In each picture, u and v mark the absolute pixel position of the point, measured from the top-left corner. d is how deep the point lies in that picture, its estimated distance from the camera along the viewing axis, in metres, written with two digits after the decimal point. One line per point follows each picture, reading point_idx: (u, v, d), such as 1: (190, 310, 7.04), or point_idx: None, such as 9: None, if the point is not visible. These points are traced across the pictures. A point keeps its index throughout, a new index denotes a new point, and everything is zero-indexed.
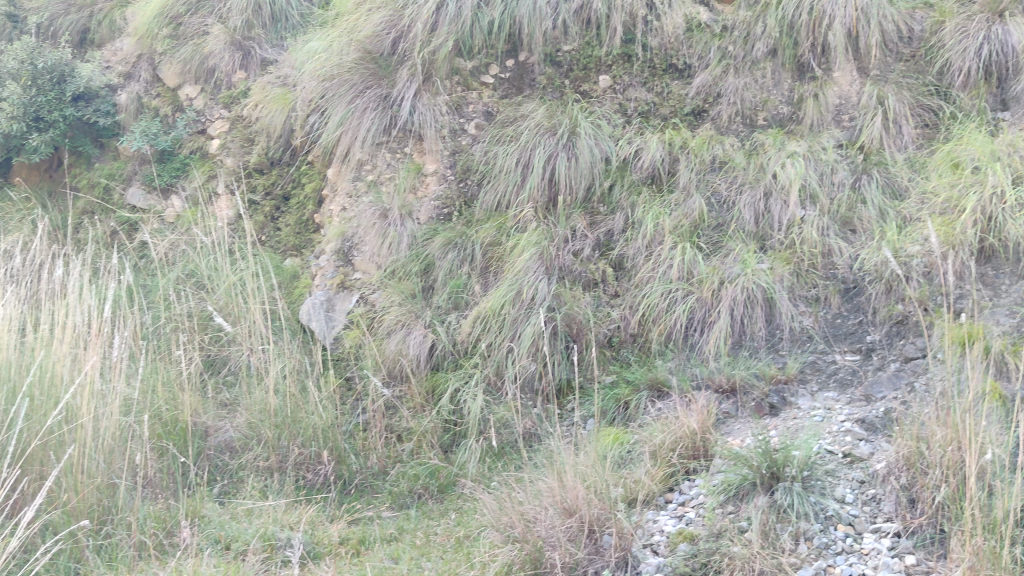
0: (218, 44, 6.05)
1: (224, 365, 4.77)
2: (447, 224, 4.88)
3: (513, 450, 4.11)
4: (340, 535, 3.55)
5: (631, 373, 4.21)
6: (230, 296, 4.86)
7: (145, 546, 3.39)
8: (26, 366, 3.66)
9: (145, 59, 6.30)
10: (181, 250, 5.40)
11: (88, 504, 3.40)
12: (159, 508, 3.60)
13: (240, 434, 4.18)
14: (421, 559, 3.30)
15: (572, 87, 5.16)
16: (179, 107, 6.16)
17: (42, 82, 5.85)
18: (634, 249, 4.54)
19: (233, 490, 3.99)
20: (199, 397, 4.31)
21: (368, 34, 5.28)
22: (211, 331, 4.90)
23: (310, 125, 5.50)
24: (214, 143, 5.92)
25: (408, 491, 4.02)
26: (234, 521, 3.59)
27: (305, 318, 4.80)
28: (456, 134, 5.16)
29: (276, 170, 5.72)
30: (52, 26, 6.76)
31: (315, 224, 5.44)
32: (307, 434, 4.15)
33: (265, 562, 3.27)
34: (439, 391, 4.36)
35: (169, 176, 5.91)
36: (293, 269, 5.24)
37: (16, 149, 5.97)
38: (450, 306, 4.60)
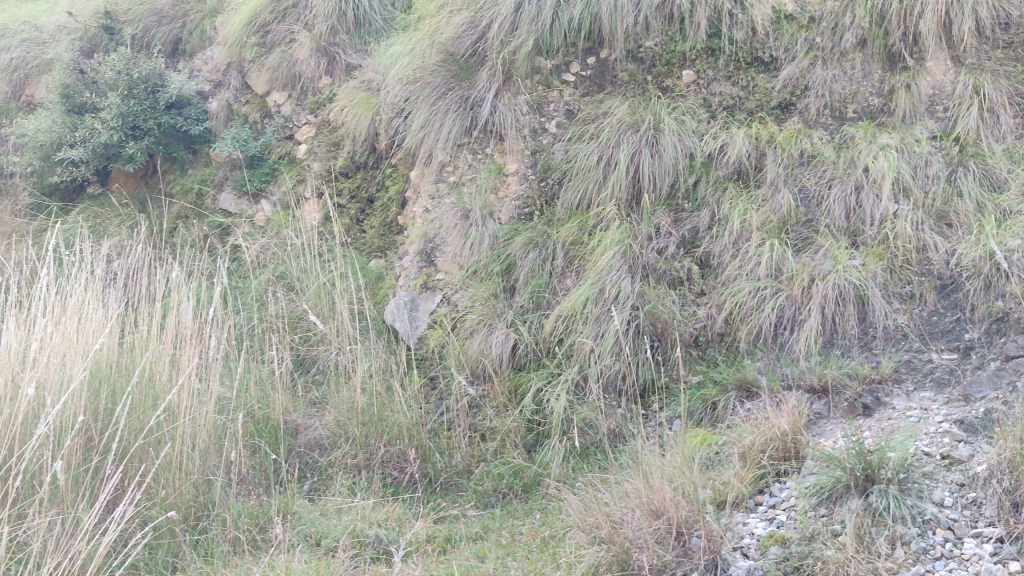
0: (304, 50, 6.16)
1: (313, 365, 4.86)
2: (529, 223, 4.88)
3: (598, 451, 4.08)
4: (427, 533, 3.56)
5: (718, 373, 4.14)
6: (319, 297, 4.96)
7: (239, 542, 3.47)
8: (127, 368, 3.78)
9: (235, 68, 6.49)
10: (272, 252, 5.54)
11: (185, 500, 3.49)
12: (253, 504, 3.67)
13: (329, 432, 4.24)
14: (507, 559, 3.29)
15: (654, 83, 5.10)
16: (267, 114, 6.32)
17: (137, 91, 6.06)
18: (720, 246, 4.46)
19: (322, 487, 4.04)
20: (289, 396, 4.40)
21: (450, 36, 5.34)
22: (301, 331, 5.00)
23: (394, 128, 5.57)
24: (301, 148, 6.05)
25: (493, 490, 4.04)
26: (325, 517, 3.65)
27: (390, 318, 4.86)
28: (537, 133, 5.14)
29: (362, 173, 5.80)
30: (146, 37, 6.99)
31: (398, 226, 5.50)
32: (392, 432, 4.17)
33: (354, 559, 3.31)
34: (522, 390, 4.35)
35: (259, 181, 6.05)
36: (378, 270, 5.31)
37: (114, 157, 6.17)
38: (532, 305, 4.59)
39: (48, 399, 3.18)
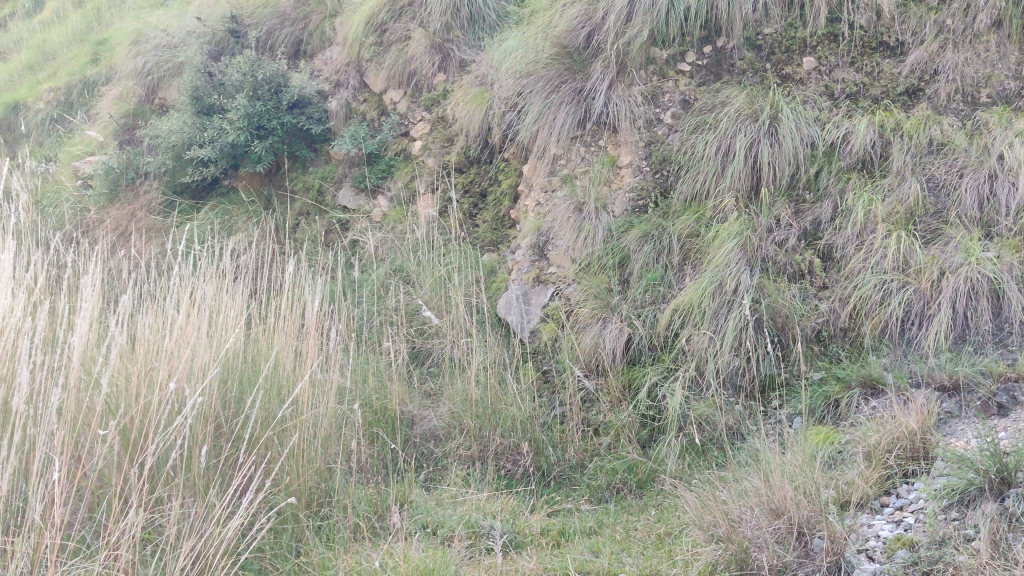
0: (419, 47, 6.26)
1: (428, 357, 4.94)
2: (643, 216, 4.82)
3: (715, 448, 4.00)
4: (541, 526, 3.57)
5: (842, 370, 4.01)
6: (436, 292, 5.08)
7: (359, 528, 3.55)
8: (258, 359, 3.96)
9: (354, 68, 6.63)
10: (390, 247, 5.65)
11: (309, 486, 3.60)
12: (372, 492, 3.77)
13: (444, 423, 4.30)
14: (622, 554, 3.25)
15: (773, 71, 4.95)
16: (384, 112, 6.45)
17: (262, 92, 6.28)
18: (844, 238, 4.32)
19: (437, 477, 4.09)
20: (405, 388, 4.50)
21: (564, 29, 5.33)
22: (417, 324, 5.10)
23: (507, 123, 5.60)
24: (416, 144, 6.15)
25: (606, 485, 3.99)
26: (439, 507, 3.70)
27: (503, 311, 4.93)
28: (652, 125, 5.06)
29: (475, 168, 5.85)
30: (270, 40, 7.22)
31: (511, 220, 5.53)
32: (506, 425, 4.21)
33: (470, 550, 3.33)
34: (637, 384, 4.31)
35: (376, 177, 6.17)
36: (491, 264, 5.35)
37: (241, 156, 6.39)
38: (647, 299, 4.52)
39: (183, 389, 3.33)
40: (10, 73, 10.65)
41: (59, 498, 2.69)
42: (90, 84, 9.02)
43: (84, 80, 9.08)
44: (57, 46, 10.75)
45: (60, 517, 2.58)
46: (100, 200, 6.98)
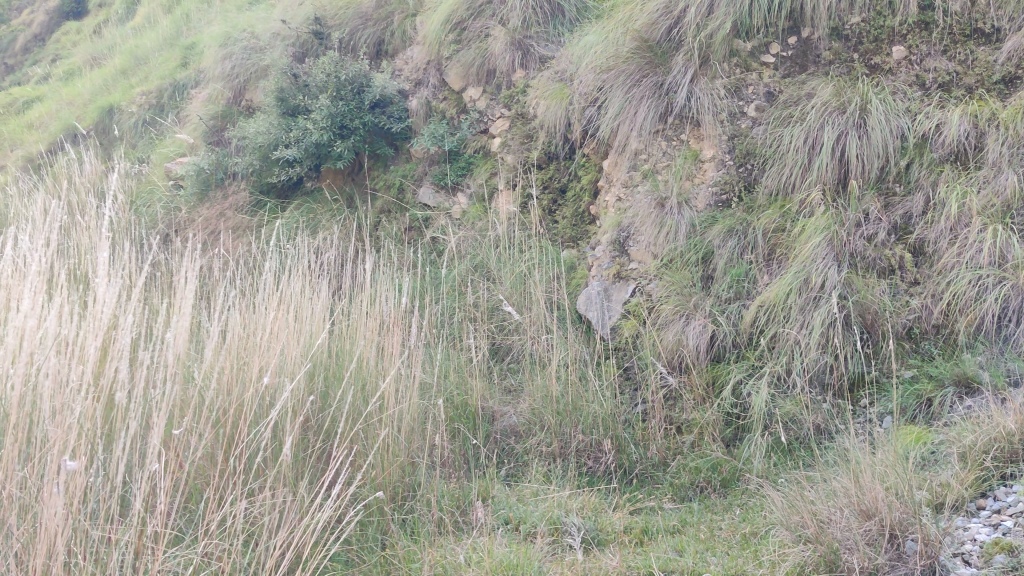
0: (499, 45, 6.29)
1: (508, 353, 4.97)
2: (727, 210, 4.76)
3: (802, 447, 3.92)
4: (623, 524, 3.54)
5: (934, 368, 3.89)
6: (516, 288, 5.10)
7: (443, 522, 3.58)
8: (343, 353, 4.06)
9: (434, 66, 6.71)
10: (470, 244, 5.69)
11: (393, 480, 3.65)
12: (455, 487, 3.80)
13: (524, 419, 4.31)
14: (706, 553, 3.21)
15: (861, 61, 4.83)
16: (463, 109, 6.49)
17: (345, 92, 6.41)
18: (936, 233, 4.20)
19: (518, 472, 4.09)
20: (486, 383, 4.53)
21: (645, 23, 5.30)
22: (497, 320, 5.13)
23: (587, 118, 5.57)
24: (496, 141, 6.17)
25: (690, 483, 3.92)
26: (521, 502, 3.71)
27: (583, 308, 4.90)
28: (736, 118, 4.97)
29: (554, 164, 5.84)
30: (352, 41, 7.33)
31: (591, 216, 5.51)
32: (587, 422, 4.18)
33: (552, 546, 3.32)
34: (721, 382, 4.26)
35: (456, 175, 6.23)
36: (570, 260, 5.33)
37: (324, 156, 6.52)
38: (731, 295, 4.48)
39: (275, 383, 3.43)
40: (105, 78, 11.04)
41: (161, 487, 2.78)
42: (180, 87, 9.30)
43: (174, 84, 9.38)
44: (148, 52, 11.10)
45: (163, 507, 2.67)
46: (191, 200, 7.19)
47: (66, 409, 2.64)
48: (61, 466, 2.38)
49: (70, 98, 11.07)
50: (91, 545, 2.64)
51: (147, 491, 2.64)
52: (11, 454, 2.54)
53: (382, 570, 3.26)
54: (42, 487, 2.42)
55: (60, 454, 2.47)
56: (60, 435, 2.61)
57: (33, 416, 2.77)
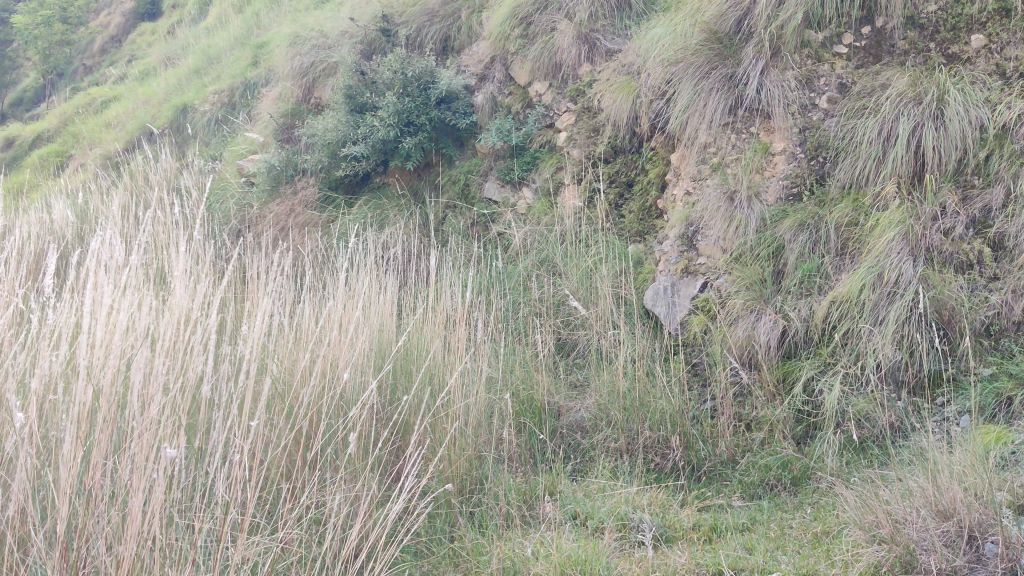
0: (566, 39, 6.27)
1: (574, 348, 4.96)
2: (798, 204, 4.67)
3: (876, 446, 3.82)
4: (692, 521, 3.50)
5: (1015, 366, 3.75)
6: (582, 283, 5.09)
7: (511, 516, 3.58)
8: (408, 347, 4.13)
9: (499, 60, 6.75)
10: (536, 239, 5.69)
11: (460, 474, 3.68)
12: (522, 482, 3.81)
13: (591, 414, 4.30)
14: (777, 551, 3.16)
15: (938, 50, 4.67)
16: (528, 104, 6.49)
17: (411, 88, 6.50)
18: (1017, 226, 4.02)
19: (585, 468, 4.08)
20: (552, 378, 4.53)
21: (714, 14, 5.24)
22: (563, 315, 5.12)
23: (655, 111, 5.53)
24: (562, 135, 6.16)
25: (759, 482, 3.86)
26: (588, 497, 3.71)
27: (650, 303, 4.88)
28: (807, 110, 4.87)
29: (621, 158, 5.79)
30: (419, 37, 7.39)
31: (658, 210, 5.45)
32: (655, 418, 4.15)
33: (620, 542, 3.31)
34: (792, 378, 4.19)
35: (521, 170, 6.24)
36: (637, 254, 5.29)
37: (392, 153, 6.61)
38: (802, 290, 4.41)
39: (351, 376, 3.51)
40: (179, 78, 11.30)
41: (240, 477, 2.85)
42: (251, 86, 9.47)
43: (246, 82, 9.56)
44: (220, 51, 11.33)
45: (243, 495, 2.74)
46: (262, 196, 7.33)
47: (152, 399, 2.73)
48: (165, 455, 2.49)
49: (145, 98, 11.37)
50: (174, 530, 2.71)
51: (230, 480, 2.70)
52: (102, 442, 2.63)
53: (451, 562, 3.28)
54: (133, 473, 2.49)
55: (148, 442, 2.55)
56: (147, 424, 2.69)
57: (120, 406, 2.86)
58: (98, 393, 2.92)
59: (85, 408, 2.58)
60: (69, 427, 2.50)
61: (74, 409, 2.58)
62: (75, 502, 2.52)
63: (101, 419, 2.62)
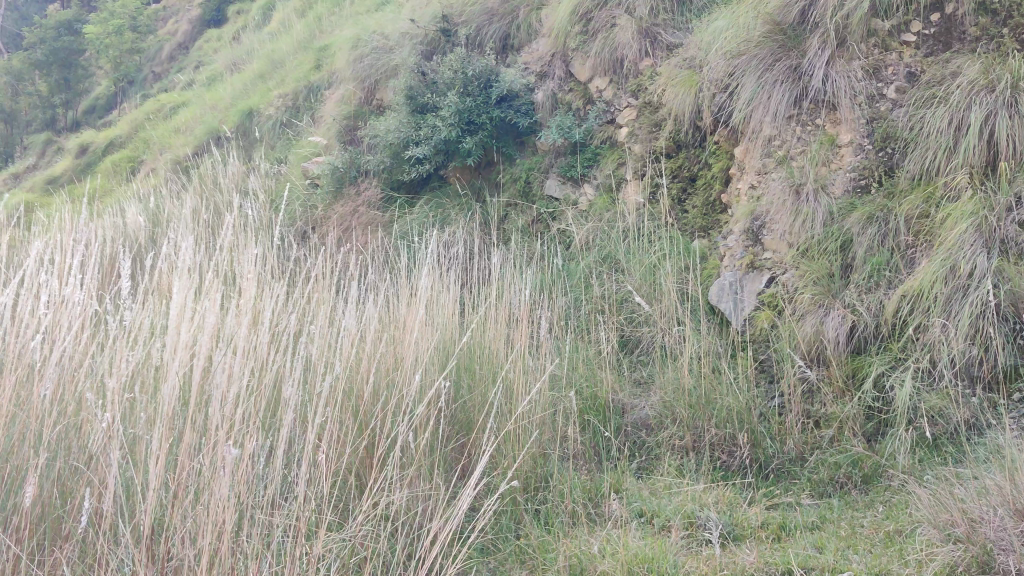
0: (627, 34, 6.22)
1: (638, 345, 4.94)
2: (866, 197, 4.57)
3: (950, 443, 3.73)
4: (760, 519, 3.46)
5: None
6: (646, 280, 5.07)
7: (577, 514, 3.57)
8: (470, 345, 4.16)
9: (559, 57, 6.75)
10: (598, 236, 5.68)
11: (525, 471, 3.70)
12: (587, 480, 3.81)
13: (655, 412, 4.28)
14: (848, 550, 3.10)
15: (1012, 36, 4.45)
16: (589, 100, 6.48)
17: (472, 87, 6.56)
18: None
19: (650, 466, 4.05)
20: (616, 376, 4.53)
21: (777, 5, 5.18)
22: (626, 312, 5.10)
23: (718, 105, 5.46)
24: (623, 131, 6.13)
25: (829, 480, 3.81)
26: (654, 496, 3.69)
27: (715, 299, 4.84)
28: (874, 100, 4.78)
29: (684, 152, 5.74)
30: (479, 36, 7.43)
31: (722, 204, 5.37)
32: (721, 415, 4.11)
33: (687, 541, 3.28)
34: (862, 374, 4.10)
35: (583, 166, 6.23)
36: (701, 250, 5.24)
37: (454, 152, 6.66)
38: (871, 284, 4.32)
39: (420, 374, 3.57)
40: (245, 83, 11.53)
41: (312, 473, 2.90)
42: (314, 89, 9.61)
43: (309, 86, 9.70)
44: (284, 55, 11.52)
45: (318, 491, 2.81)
46: (326, 198, 7.43)
47: (230, 398, 2.81)
48: (229, 449, 2.53)
49: (213, 103, 11.62)
50: (251, 524, 2.78)
51: (305, 477, 2.77)
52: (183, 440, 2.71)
53: (517, 559, 3.30)
54: (212, 471, 2.57)
55: (226, 440, 2.63)
56: (226, 422, 2.77)
57: (200, 405, 2.95)
58: (183, 393, 3.02)
59: (169, 408, 2.67)
60: (154, 425, 2.59)
61: (162, 409, 2.68)
62: (159, 497, 2.61)
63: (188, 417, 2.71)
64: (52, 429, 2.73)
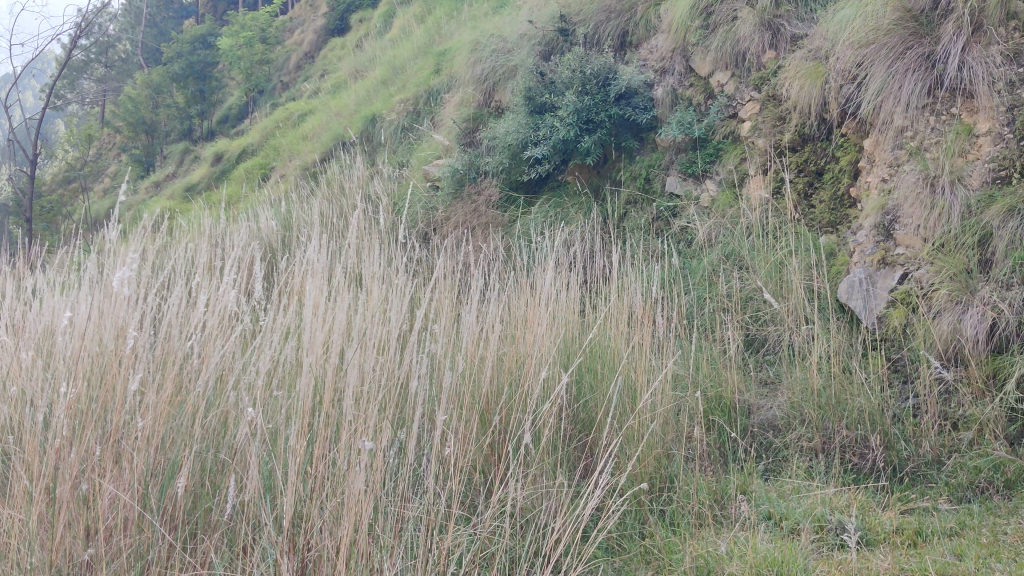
0: (748, 27, 6.14)
1: (765, 345, 4.86)
2: (1007, 188, 4.29)
3: None
4: (895, 524, 3.34)
5: None
6: (771, 277, 4.97)
7: (703, 515, 3.54)
8: (589, 343, 4.15)
9: (680, 53, 6.68)
10: (722, 233, 5.59)
11: (649, 471, 3.69)
12: (713, 481, 3.76)
13: (783, 413, 4.19)
14: (990, 559, 2.96)
15: None
16: (711, 95, 6.40)
17: (590, 86, 6.59)
18: None
19: (778, 468, 3.98)
20: (741, 375, 4.47)
21: None
22: (752, 311, 5.02)
23: (845, 97, 5.32)
24: (746, 126, 6.01)
25: (968, 484, 3.64)
26: (782, 498, 3.62)
27: (845, 297, 4.71)
28: (1015, 86, 4.47)
29: (809, 146, 5.61)
30: (597, 34, 7.45)
31: (851, 199, 5.21)
32: (852, 417, 4.00)
33: (817, 544, 3.20)
34: (1003, 375, 3.87)
35: (704, 162, 6.15)
36: (829, 246, 5.11)
37: (572, 152, 6.71)
38: (1013, 279, 4.05)
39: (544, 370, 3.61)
40: (368, 89, 11.82)
41: (440, 469, 2.97)
42: (435, 93, 9.80)
43: (429, 90, 9.90)
44: (404, 61, 11.76)
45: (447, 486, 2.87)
46: (447, 200, 7.56)
47: (363, 398, 2.91)
48: (362, 447, 2.62)
49: (338, 110, 11.99)
50: (384, 517, 2.87)
51: (434, 473, 2.84)
52: (318, 436, 2.83)
53: (643, 559, 3.29)
54: (348, 466, 2.67)
55: (358, 437, 2.73)
56: (360, 419, 2.87)
57: (335, 401, 3.07)
58: (317, 391, 3.15)
59: (305, 402, 2.80)
60: (292, 420, 2.72)
61: (296, 403, 2.82)
62: (299, 491, 2.73)
63: (323, 412, 2.84)
64: (202, 423, 2.89)
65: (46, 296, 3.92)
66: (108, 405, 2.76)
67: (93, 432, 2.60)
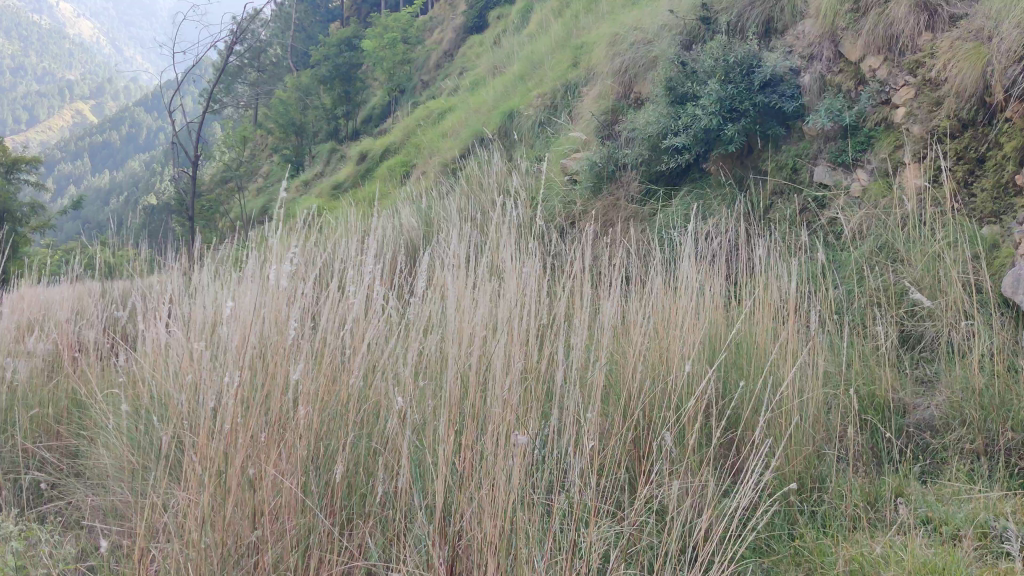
0: (902, 9, 5.86)
1: (921, 341, 4.67)
2: None
3: None
4: None
5: None
6: (927, 270, 4.73)
7: (858, 517, 3.41)
8: (732, 338, 4.10)
9: (829, 39, 6.49)
10: (873, 225, 5.39)
11: (798, 471, 3.60)
12: (866, 483, 3.64)
13: (942, 413, 4.01)
14: None
15: None
16: (862, 81, 6.17)
17: (733, 74, 6.48)
18: None
19: (936, 471, 3.76)
20: (895, 374, 4.31)
21: None
22: (907, 305, 4.81)
23: (1010, 79, 4.96)
24: (900, 112, 5.76)
25: None
26: (941, 502, 3.43)
27: (1010, 291, 4.36)
28: None
29: (969, 132, 5.31)
30: (740, 22, 7.30)
31: (1016, 186, 4.87)
32: (1018, 418, 3.69)
33: (981, 552, 3.02)
34: None
35: (855, 151, 5.95)
36: (992, 237, 4.82)
37: (715, 142, 6.59)
38: None
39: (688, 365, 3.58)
40: (505, 85, 11.93)
41: (583, 463, 2.98)
42: (572, 87, 9.80)
43: (566, 84, 9.90)
44: (542, 56, 11.80)
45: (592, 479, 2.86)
46: (586, 193, 7.56)
47: (506, 390, 2.94)
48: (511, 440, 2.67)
49: (477, 106, 12.15)
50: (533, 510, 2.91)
51: (578, 467, 2.84)
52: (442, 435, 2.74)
53: (793, 560, 3.21)
54: (496, 458, 2.72)
55: (507, 430, 2.78)
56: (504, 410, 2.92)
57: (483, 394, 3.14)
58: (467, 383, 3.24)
59: (452, 392, 2.87)
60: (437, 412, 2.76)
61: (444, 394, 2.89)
62: (451, 477, 2.83)
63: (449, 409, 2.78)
64: (357, 413, 3.01)
65: (212, 289, 4.16)
66: (272, 391, 2.90)
67: (259, 416, 2.74)
